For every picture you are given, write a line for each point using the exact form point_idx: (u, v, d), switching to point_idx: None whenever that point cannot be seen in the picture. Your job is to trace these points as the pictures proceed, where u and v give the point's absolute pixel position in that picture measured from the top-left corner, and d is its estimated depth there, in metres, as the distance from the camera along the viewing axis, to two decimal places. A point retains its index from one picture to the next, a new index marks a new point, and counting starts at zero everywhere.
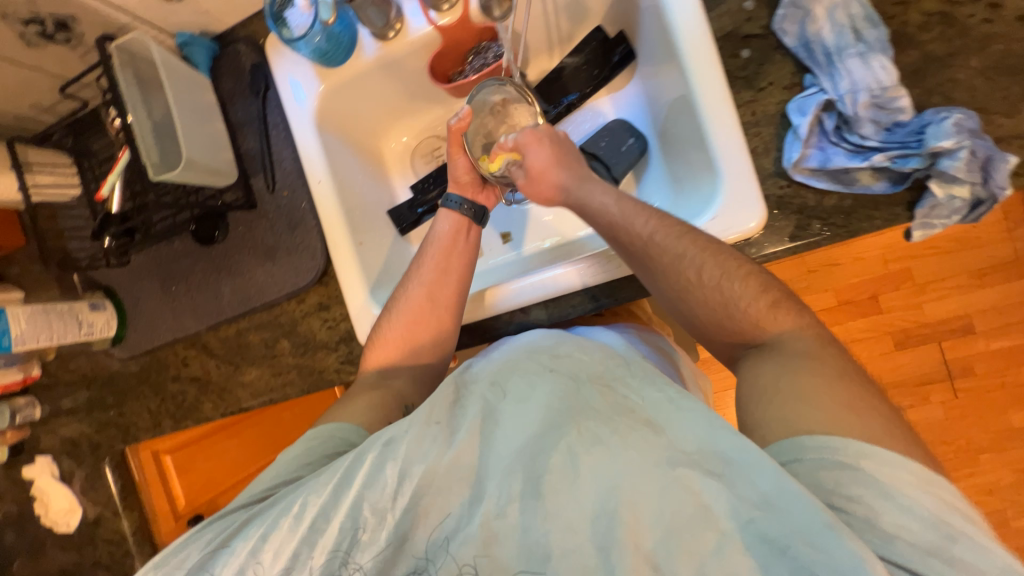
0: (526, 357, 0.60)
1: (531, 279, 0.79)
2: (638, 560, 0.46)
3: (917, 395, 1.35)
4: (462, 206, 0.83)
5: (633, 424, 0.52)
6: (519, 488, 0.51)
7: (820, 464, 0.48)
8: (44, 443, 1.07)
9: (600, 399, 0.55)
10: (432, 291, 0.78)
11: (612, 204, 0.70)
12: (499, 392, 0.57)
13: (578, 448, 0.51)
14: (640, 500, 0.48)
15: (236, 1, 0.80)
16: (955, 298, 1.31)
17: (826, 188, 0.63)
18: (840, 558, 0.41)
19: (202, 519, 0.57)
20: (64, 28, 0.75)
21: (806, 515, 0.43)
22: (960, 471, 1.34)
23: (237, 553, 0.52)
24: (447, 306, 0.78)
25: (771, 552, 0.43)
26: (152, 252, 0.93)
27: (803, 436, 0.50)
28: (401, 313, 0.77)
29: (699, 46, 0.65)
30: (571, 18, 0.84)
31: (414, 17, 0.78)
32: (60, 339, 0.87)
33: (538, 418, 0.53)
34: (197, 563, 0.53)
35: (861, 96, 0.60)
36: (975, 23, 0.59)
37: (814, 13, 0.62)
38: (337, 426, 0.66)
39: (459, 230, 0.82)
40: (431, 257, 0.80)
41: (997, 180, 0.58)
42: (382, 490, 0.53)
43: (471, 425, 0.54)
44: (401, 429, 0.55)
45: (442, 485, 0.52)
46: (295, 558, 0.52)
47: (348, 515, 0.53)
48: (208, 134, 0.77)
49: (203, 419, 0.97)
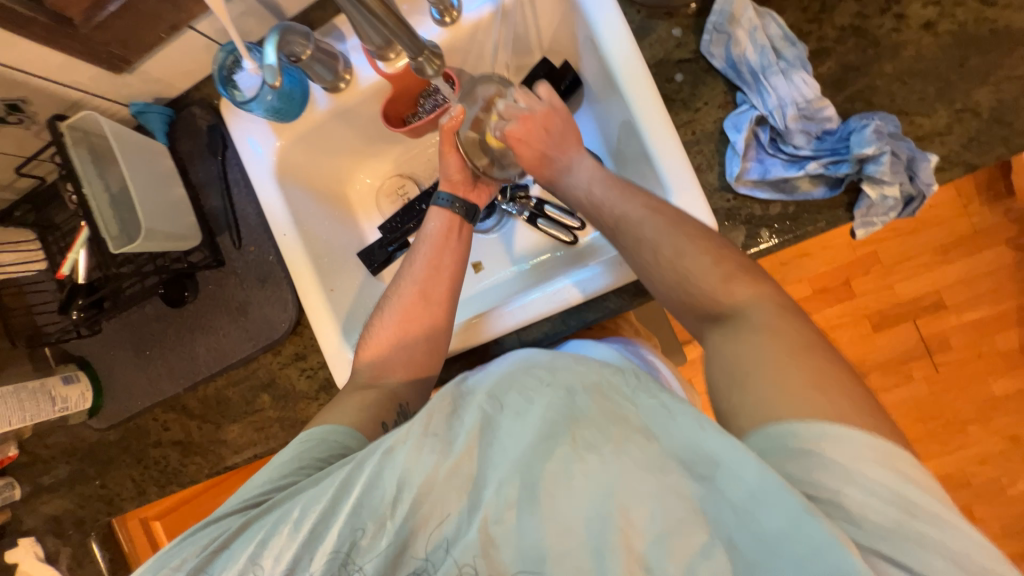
0: (524, 366, 0.57)
1: (517, 303, 0.80)
2: (631, 559, 0.49)
3: (899, 373, 1.38)
4: (453, 203, 0.85)
5: (629, 434, 0.52)
6: (514, 496, 0.52)
7: (782, 452, 0.52)
8: (27, 524, 1.03)
9: (596, 408, 0.53)
10: (425, 289, 0.82)
11: (592, 194, 0.73)
12: (496, 405, 0.56)
13: (574, 458, 0.52)
14: (637, 503, 0.50)
15: (187, 67, 0.82)
16: (923, 276, 1.34)
17: (769, 198, 0.66)
18: (815, 540, 0.45)
19: (200, 521, 0.62)
20: (15, 110, 0.75)
21: (789, 509, 0.47)
22: (949, 444, 1.37)
23: (238, 558, 0.57)
24: (441, 303, 0.82)
25: (757, 544, 0.47)
26: (124, 319, 0.92)
27: (770, 426, 0.54)
28: (394, 313, 0.81)
29: (636, 72, 0.69)
30: (516, 53, 0.86)
31: (362, 68, 0.81)
32: (35, 420, 0.86)
33: (535, 428, 0.53)
34: (196, 567, 0.58)
35: (789, 109, 0.64)
36: (885, 33, 0.63)
37: (736, 36, 0.65)
38: (330, 428, 0.71)
39: (451, 228, 0.85)
40: (423, 258, 0.83)
41: (923, 178, 0.61)
42: (381, 498, 0.55)
43: (469, 434, 0.55)
44: (400, 438, 0.57)
45: (441, 492, 0.54)
46: (298, 559, 0.56)
47: (347, 522, 0.56)
48: (166, 201, 0.79)
49: (189, 481, 0.95)
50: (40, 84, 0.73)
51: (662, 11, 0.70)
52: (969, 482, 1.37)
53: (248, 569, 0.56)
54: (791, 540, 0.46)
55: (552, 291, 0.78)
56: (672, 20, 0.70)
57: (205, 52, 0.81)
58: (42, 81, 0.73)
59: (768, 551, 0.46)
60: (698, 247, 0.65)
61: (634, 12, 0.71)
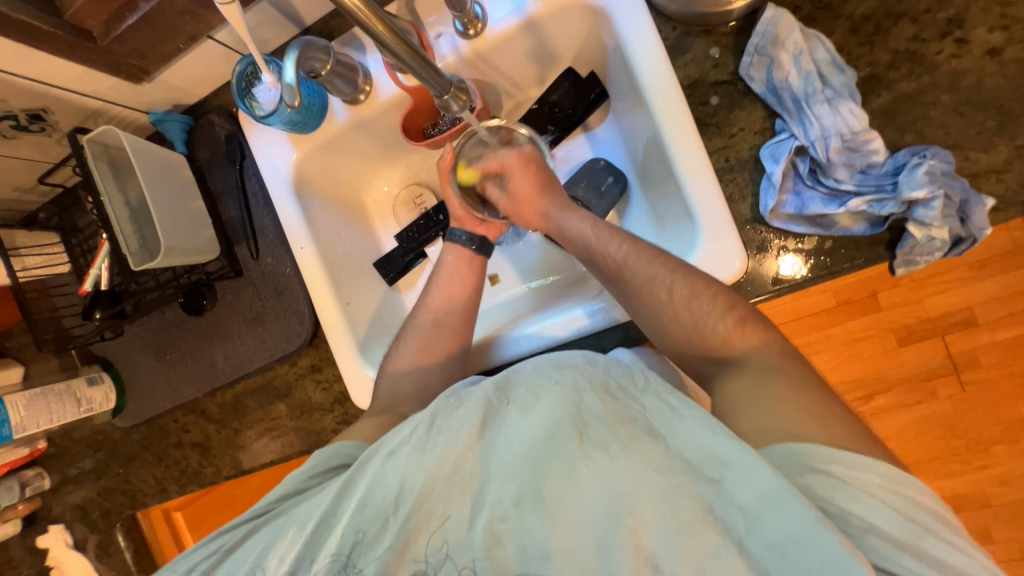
0: (532, 370, 0.62)
1: (532, 328, 0.78)
2: (639, 561, 0.49)
3: (922, 391, 1.07)
4: (466, 238, 0.84)
5: (634, 432, 0.54)
6: (521, 492, 0.53)
7: (794, 469, 0.51)
8: (56, 512, 1.06)
9: (603, 406, 0.56)
10: (437, 317, 0.81)
11: (588, 231, 0.73)
12: (502, 398, 0.60)
13: (580, 456, 0.53)
14: (643, 502, 0.50)
15: (208, 75, 0.81)
16: (959, 290, 1.00)
17: (806, 232, 0.66)
18: (832, 552, 0.45)
19: (210, 532, 0.61)
20: (38, 118, 0.75)
21: (801, 517, 0.46)
22: (970, 466, 1.08)
23: (244, 562, 0.56)
24: (453, 329, 0.80)
25: (770, 554, 0.47)
26: (144, 323, 0.93)
27: (783, 442, 0.53)
28: (408, 342, 0.80)
29: (666, 91, 0.66)
30: (539, 64, 0.82)
31: (382, 78, 0.78)
32: (62, 420, 0.88)
33: (542, 425, 0.56)
34: (205, 570, 0.58)
35: (832, 141, 0.65)
36: (944, 59, 0.64)
37: (779, 59, 0.65)
38: (341, 442, 0.70)
39: (468, 262, 0.83)
40: (438, 289, 0.83)
41: (976, 222, 0.64)
42: (383, 496, 0.56)
43: (472, 428, 0.57)
44: (403, 439, 0.60)
45: (442, 491, 0.55)
46: (300, 560, 0.56)
47: (349, 522, 0.56)
48: (185, 214, 0.79)
49: (208, 483, 0.98)
50: (62, 94, 0.73)
51: (699, 28, 0.69)
52: (988, 503, 1.09)
53: (253, 571, 0.56)
54: (809, 546, 0.45)
55: (571, 318, 0.76)
56: (709, 38, 0.69)
57: (224, 61, 0.79)
58: (63, 92, 0.73)
59: (781, 561, 0.46)
60: None
61: (669, 29, 0.70)
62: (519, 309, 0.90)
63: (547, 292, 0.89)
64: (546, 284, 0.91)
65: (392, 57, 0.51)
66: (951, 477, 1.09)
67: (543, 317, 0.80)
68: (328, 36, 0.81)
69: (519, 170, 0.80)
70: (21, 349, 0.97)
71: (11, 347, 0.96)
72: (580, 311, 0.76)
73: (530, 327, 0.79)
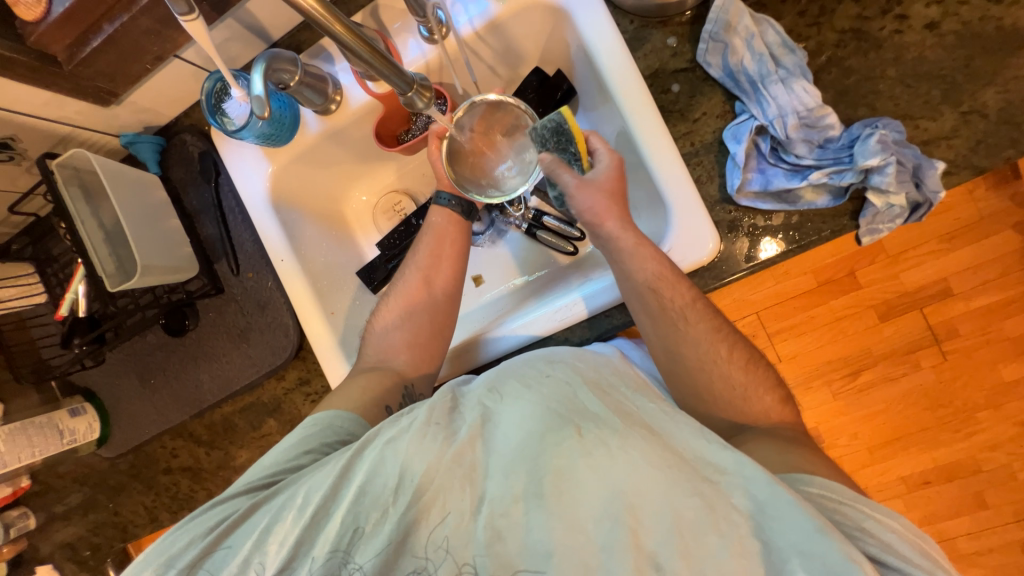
0: (524, 364, 0.64)
1: (515, 324, 0.78)
2: (640, 558, 0.49)
3: (905, 363, 1.09)
4: (452, 202, 0.82)
5: (633, 427, 0.55)
6: (522, 487, 0.53)
7: (816, 491, 0.53)
8: (44, 551, 1.03)
9: (599, 401, 0.58)
10: (429, 278, 0.80)
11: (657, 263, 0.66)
12: (496, 396, 0.61)
13: (580, 450, 0.54)
14: (645, 500, 0.51)
15: (178, 94, 0.81)
16: (934, 262, 1.02)
17: (773, 208, 0.68)
18: (832, 559, 0.44)
19: (207, 502, 0.60)
20: (6, 147, 0.75)
21: (809, 528, 0.46)
22: (958, 434, 1.11)
23: (241, 548, 0.55)
24: (444, 292, 0.80)
25: (767, 556, 0.47)
26: (126, 348, 0.91)
27: (798, 472, 0.56)
28: (399, 301, 0.79)
29: (631, 83, 0.69)
30: (507, 64, 0.84)
31: (351, 88, 0.80)
32: (44, 454, 0.86)
33: (541, 418, 0.56)
34: (196, 554, 0.55)
35: (789, 119, 0.68)
36: (887, 35, 0.67)
37: (733, 45, 0.68)
38: (336, 413, 0.68)
39: (455, 226, 0.82)
40: (425, 251, 0.81)
41: (931, 186, 0.67)
42: (383, 485, 0.55)
43: (471, 426, 0.58)
44: (402, 427, 0.58)
45: (443, 483, 0.55)
46: (298, 545, 0.54)
47: (349, 512, 0.54)
48: (161, 234, 0.79)
49: (200, 508, 0.96)
50: (29, 121, 0.73)
51: (656, 20, 0.72)
52: (979, 470, 1.11)
53: (252, 552, 0.55)
54: (811, 555, 0.45)
55: (554, 308, 0.76)
56: (666, 28, 0.71)
57: (193, 79, 0.80)
58: (30, 119, 0.73)
59: (777, 562, 0.46)
60: None
61: (626, 22, 0.73)
62: (503, 307, 0.90)
63: (534, 286, 0.90)
64: (533, 279, 0.91)
65: (358, 58, 0.52)
66: (941, 446, 1.11)
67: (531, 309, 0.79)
68: (296, 49, 0.82)
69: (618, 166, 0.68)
70: None
71: None
72: (568, 303, 0.76)
73: (516, 320, 0.78)
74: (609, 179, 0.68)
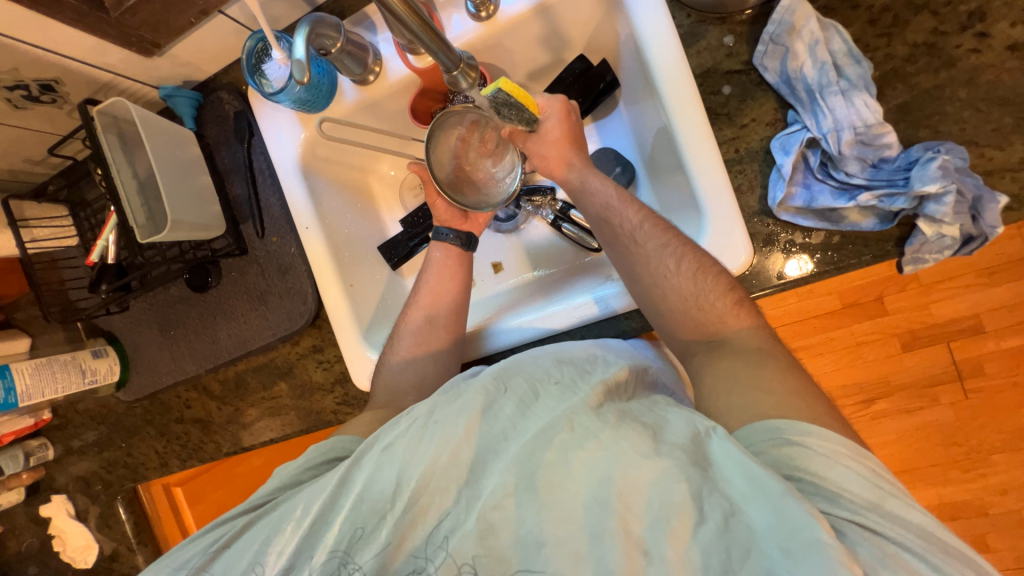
0: (532, 363, 0.64)
1: (521, 323, 0.78)
2: (629, 545, 0.48)
3: (924, 398, 1.06)
4: (450, 234, 0.83)
5: (623, 419, 0.55)
6: (512, 482, 0.53)
7: (770, 442, 0.53)
8: (59, 482, 1.08)
9: (593, 393, 0.57)
10: (432, 315, 0.80)
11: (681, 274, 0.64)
12: (500, 386, 0.60)
13: (572, 445, 0.53)
14: (634, 489, 0.50)
15: (219, 51, 0.81)
16: (971, 296, 0.98)
17: (814, 226, 0.66)
18: (797, 523, 0.45)
19: (207, 522, 0.60)
20: (49, 89, 0.76)
21: (774, 501, 0.46)
22: (968, 474, 1.07)
23: (243, 555, 0.56)
24: (446, 322, 0.80)
25: (749, 543, 0.46)
26: (150, 298, 0.93)
27: (756, 421, 0.55)
28: (406, 334, 0.79)
29: (678, 80, 0.66)
30: (552, 50, 0.82)
31: (392, 60, 0.78)
32: (66, 391, 0.89)
33: (539, 421, 0.56)
34: (199, 565, 0.57)
35: (844, 134, 0.65)
36: (963, 53, 0.63)
37: (794, 50, 0.65)
38: (336, 438, 0.69)
39: (455, 258, 0.83)
40: (427, 286, 0.81)
41: (989, 220, 0.63)
42: (381, 491, 0.55)
43: (468, 421, 0.57)
44: (400, 430, 0.59)
45: (439, 485, 0.55)
46: (298, 554, 0.55)
47: (348, 516, 0.55)
48: (192, 190, 0.79)
49: (207, 459, 0.99)
50: (73, 65, 0.74)
51: (714, 16, 0.69)
52: (987, 512, 1.08)
53: (252, 567, 0.56)
54: (780, 529, 0.45)
55: (570, 306, 0.75)
56: (723, 26, 0.68)
57: (235, 37, 0.80)
58: (75, 63, 0.73)
59: (758, 542, 0.46)
60: (756, 324, 0.64)
61: (683, 16, 0.69)
62: (519, 297, 0.89)
63: (551, 281, 0.89)
64: (548, 274, 0.91)
65: (404, 29, 0.51)
66: (949, 484, 1.09)
67: (545, 304, 0.79)
68: (340, 15, 0.81)
69: (564, 116, 0.73)
70: (28, 320, 0.98)
71: (19, 317, 0.98)
72: (581, 302, 0.75)
73: (525, 318, 0.78)
74: (555, 129, 0.73)
